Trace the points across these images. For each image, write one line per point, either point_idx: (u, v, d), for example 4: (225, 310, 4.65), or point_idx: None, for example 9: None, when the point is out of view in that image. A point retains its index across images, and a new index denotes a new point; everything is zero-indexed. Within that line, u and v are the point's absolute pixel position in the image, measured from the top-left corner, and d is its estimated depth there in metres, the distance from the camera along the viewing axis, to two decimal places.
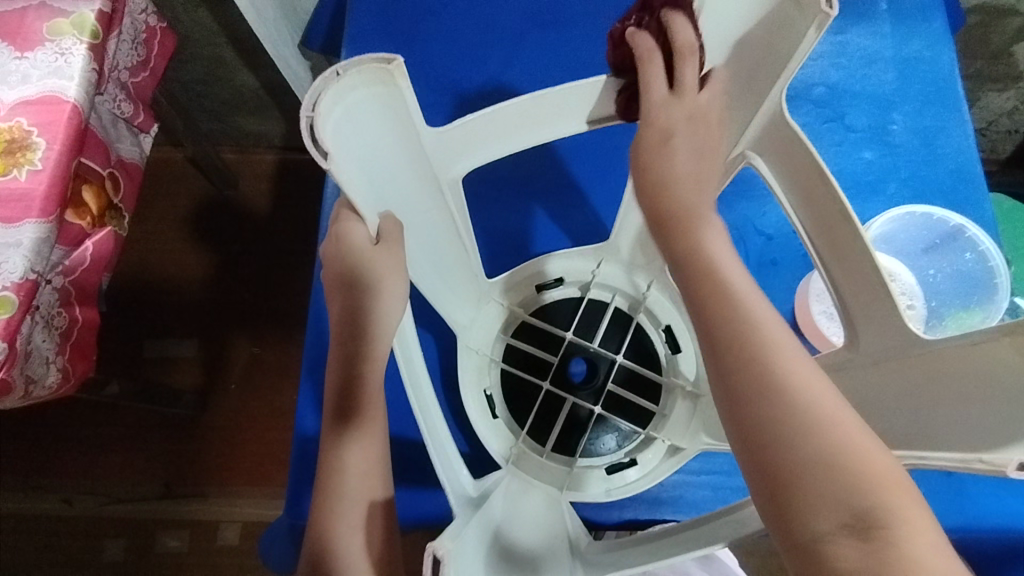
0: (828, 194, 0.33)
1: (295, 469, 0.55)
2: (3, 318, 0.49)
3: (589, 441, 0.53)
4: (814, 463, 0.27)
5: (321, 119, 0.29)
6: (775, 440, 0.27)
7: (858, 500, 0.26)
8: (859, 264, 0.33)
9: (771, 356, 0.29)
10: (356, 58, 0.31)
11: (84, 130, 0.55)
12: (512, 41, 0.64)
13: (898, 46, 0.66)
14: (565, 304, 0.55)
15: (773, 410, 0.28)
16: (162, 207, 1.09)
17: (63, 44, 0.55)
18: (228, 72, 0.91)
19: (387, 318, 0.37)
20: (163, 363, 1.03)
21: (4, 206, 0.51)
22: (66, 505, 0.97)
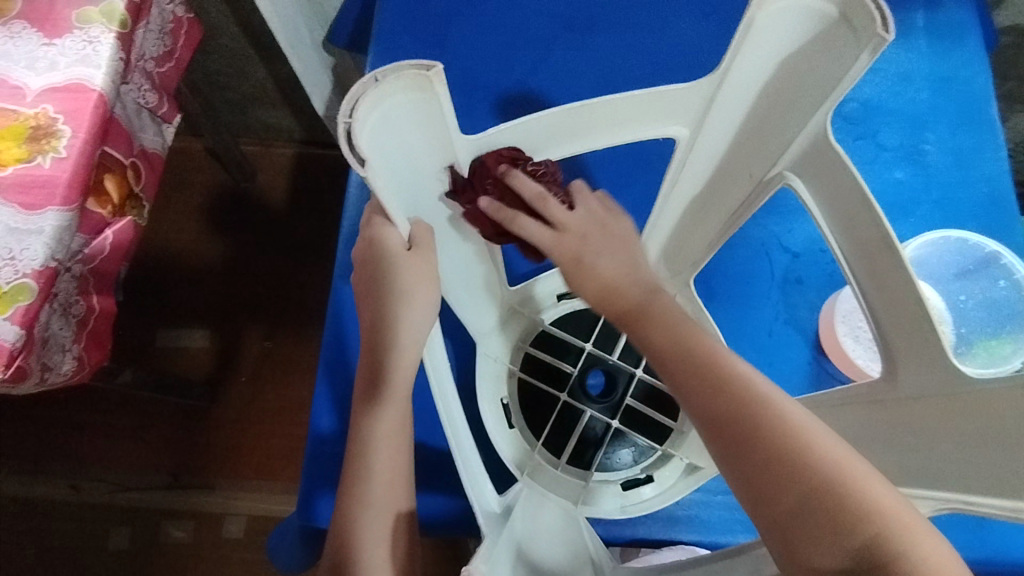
0: (870, 220, 0.32)
1: (308, 469, 0.54)
2: (23, 305, 0.49)
3: (605, 454, 0.52)
4: (806, 500, 0.28)
5: (358, 126, 0.28)
6: (770, 485, 0.28)
7: (853, 534, 0.27)
8: (901, 294, 0.32)
9: (749, 405, 0.30)
10: (395, 64, 0.30)
11: (108, 119, 0.55)
12: (540, 46, 0.63)
13: (933, 64, 0.65)
14: (586, 314, 0.54)
15: (762, 452, 0.29)
16: (180, 197, 1.09)
17: (92, 33, 0.55)
18: (251, 65, 0.91)
19: (416, 324, 0.36)
20: (174, 353, 1.03)
21: (28, 192, 0.51)
22: (74, 491, 0.98)
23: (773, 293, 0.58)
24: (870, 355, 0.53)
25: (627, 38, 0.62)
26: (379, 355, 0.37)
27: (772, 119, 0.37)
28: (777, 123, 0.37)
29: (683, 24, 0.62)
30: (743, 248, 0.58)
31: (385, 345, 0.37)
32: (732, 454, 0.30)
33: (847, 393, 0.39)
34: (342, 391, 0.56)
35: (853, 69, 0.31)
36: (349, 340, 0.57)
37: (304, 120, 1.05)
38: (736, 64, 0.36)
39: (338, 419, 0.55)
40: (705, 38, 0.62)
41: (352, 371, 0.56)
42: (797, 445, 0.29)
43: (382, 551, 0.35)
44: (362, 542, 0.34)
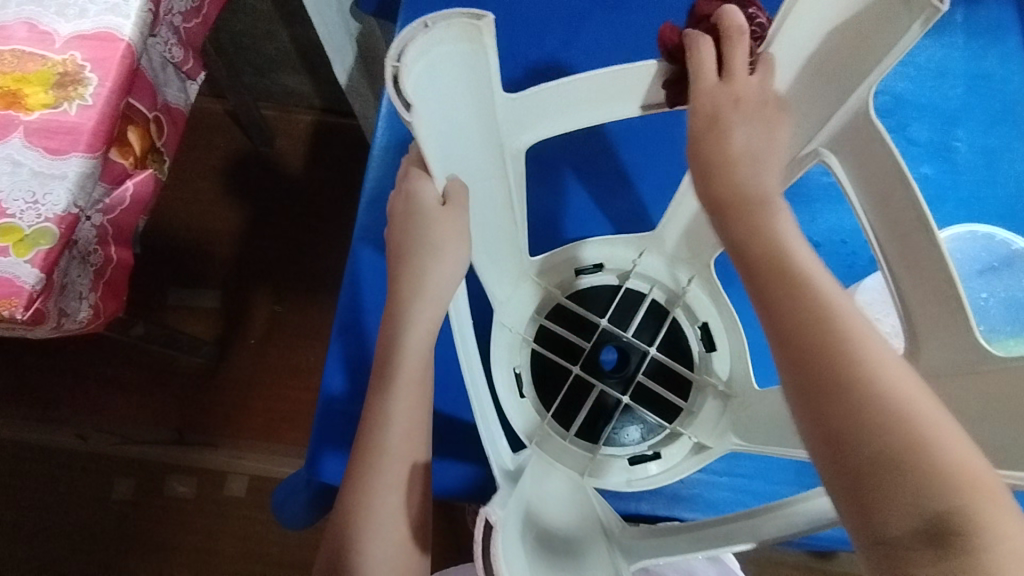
0: (907, 199, 0.32)
1: (318, 426, 0.55)
2: (44, 248, 0.49)
3: (613, 430, 0.52)
4: (890, 455, 0.25)
5: (404, 71, 0.29)
6: (855, 436, 0.25)
7: (934, 500, 0.23)
8: (932, 276, 0.32)
9: (856, 351, 0.27)
10: (447, 13, 0.31)
11: (135, 70, 0.55)
12: (573, 19, 0.62)
13: (970, 60, 0.64)
14: (603, 290, 0.54)
15: (851, 401, 0.26)
16: (197, 157, 1.10)
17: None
18: (276, 27, 0.90)
19: (441, 279, 0.37)
20: (185, 312, 1.04)
21: (53, 137, 0.51)
22: (80, 440, 0.99)
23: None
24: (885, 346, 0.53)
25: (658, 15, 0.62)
26: (399, 310, 0.37)
27: (810, 97, 0.38)
28: (813, 103, 0.37)
29: None
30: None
31: (407, 299, 0.37)
32: (807, 389, 0.27)
33: None
34: (354, 352, 0.57)
35: (903, 41, 0.31)
36: (364, 301, 0.57)
37: (324, 87, 1.05)
38: (781, 36, 0.36)
39: (350, 379, 0.56)
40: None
41: (367, 334, 0.57)
42: (890, 396, 0.26)
43: (393, 500, 0.35)
44: (373, 493, 0.35)
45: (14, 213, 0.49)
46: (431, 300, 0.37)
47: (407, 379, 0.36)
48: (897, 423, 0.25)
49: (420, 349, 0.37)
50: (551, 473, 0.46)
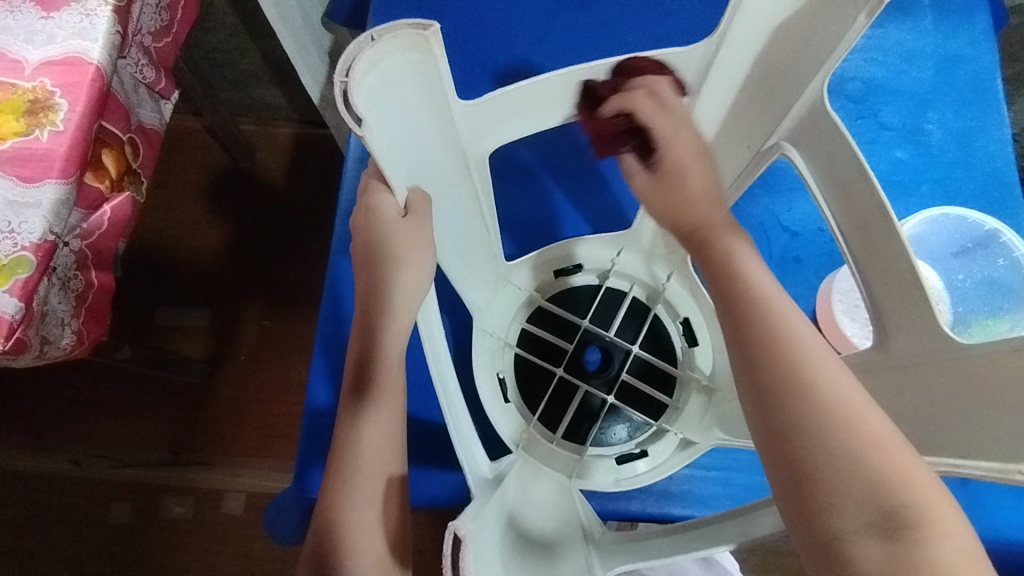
0: (866, 188, 0.32)
1: (304, 442, 0.55)
2: (21, 277, 0.49)
3: (600, 429, 0.52)
4: (838, 455, 0.27)
5: (354, 85, 0.29)
6: (806, 437, 0.28)
7: (885, 496, 0.26)
8: (894, 264, 0.32)
9: (805, 359, 0.29)
10: (392, 24, 0.31)
11: (105, 94, 0.55)
12: (542, 20, 0.62)
13: (938, 43, 0.64)
14: (583, 290, 0.55)
15: (802, 404, 0.28)
16: (178, 175, 1.09)
17: (89, 5, 0.55)
18: (249, 42, 0.90)
19: (408, 291, 0.37)
20: (173, 331, 1.03)
21: (26, 164, 0.51)
22: (74, 466, 0.99)
23: (770, 271, 0.58)
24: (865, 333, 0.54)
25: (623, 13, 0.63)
26: (369, 324, 0.38)
27: (772, 87, 0.37)
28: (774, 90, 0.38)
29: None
30: (743, 228, 0.58)
31: (376, 313, 0.37)
32: (763, 400, 0.29)
33: (841, 365, 0.40)
34: (338, 365, 0.57)
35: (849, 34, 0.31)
36: (346, 313, 0.57)
37: (302, 100, 1.05)
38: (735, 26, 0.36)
39: (335, 393, 0.56)
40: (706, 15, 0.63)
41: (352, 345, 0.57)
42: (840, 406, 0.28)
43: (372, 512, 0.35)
44: (349, 507, 0.35)
45: None
46: (398, 313, 0.37)
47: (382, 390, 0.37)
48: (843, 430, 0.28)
49: (392, 361, 0.37)
50: (539, 475, 0.46)
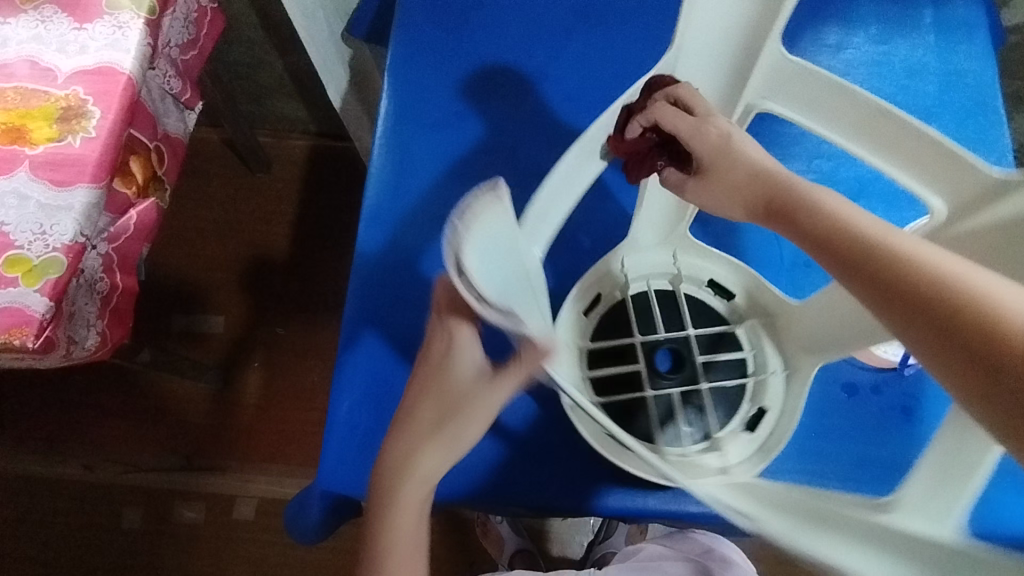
0: (861, 101, 0.40)
1: (327, 438, 0.57)
2: (52, 278, 0.51)
3: (707, 417, 0.53)
4: (905, 283, 0.27)
5: (466, 257, 0.36)
6: (871, 276, 0.28)
7: (954, 310, 0.25)
8: (907, 146, 0.39)
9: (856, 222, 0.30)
10: (465, 200, 0.38)
11: (134, 101, 0.57)
12: (557, 36, 0.68)
13: (941, 59, 0.66)
14: (616, 311, 0.56)
15: (859, 256, 0.29)
16: (197, 186, 1.13)
17: (121, 18, 0.58)
18: (269, 56, 0.94)
19: (434, 463, 0.39)
20: (188, 338, 1.05)
21: (58, 169, 0.53)
22: (87, 471, 0.99)
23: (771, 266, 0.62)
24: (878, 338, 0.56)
25: (629, 32, 0.67)
26: (390, 478, 0.39)
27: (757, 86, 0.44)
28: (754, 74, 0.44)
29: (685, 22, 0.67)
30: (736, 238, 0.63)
31: (401, 479, 0.39)
32: (833, 262, 0.30)
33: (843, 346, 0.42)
34: (360, 365, 0.59)
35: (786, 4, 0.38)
36: (367, 314, 0.61)
37: (319, 112, 1.08)
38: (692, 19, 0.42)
39: (357, 392, 0.58)
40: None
41: (374, 346, 0.60)
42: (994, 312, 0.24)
43: None
44: None
45: (22, 245, 0.51)
46: (419, 481, 0.39)
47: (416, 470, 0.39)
48: (1009, 332, 0.24)
49: (406, 510, 0.39)
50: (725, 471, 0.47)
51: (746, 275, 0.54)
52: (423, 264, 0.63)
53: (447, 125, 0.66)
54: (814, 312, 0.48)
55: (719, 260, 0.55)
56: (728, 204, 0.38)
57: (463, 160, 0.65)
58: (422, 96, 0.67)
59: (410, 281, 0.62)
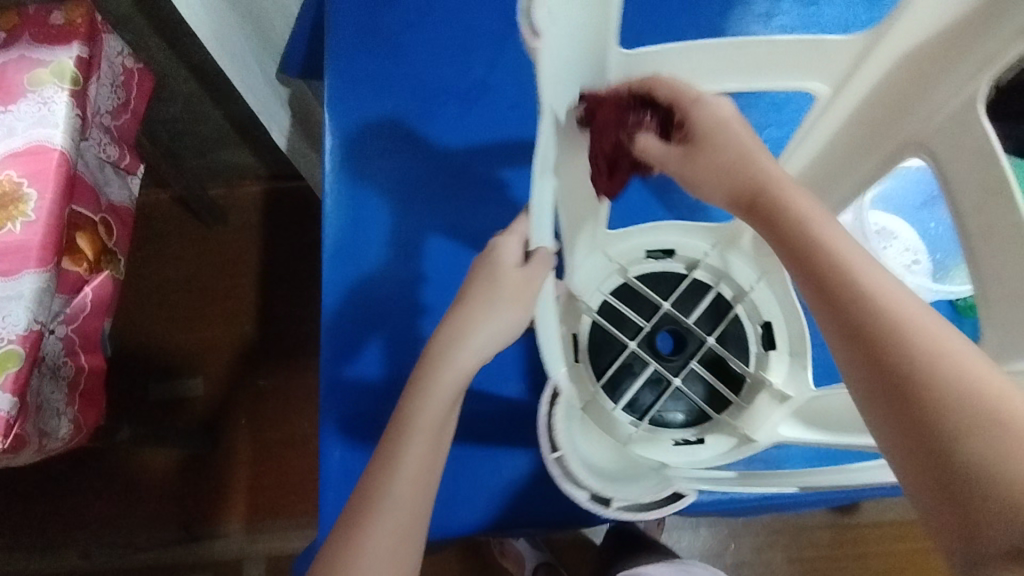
0: (720, 46, 0.43)
1: (327, 489, 0.56)
2: (11, 371, 0.52)
3: (717, 360, 0.56)
4: (871, 321, 0.30)
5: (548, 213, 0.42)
6: (845, 303, 0.30)
7: (899, 355, 0.29)
8: (776, 59, 0.43)
9: (842, 246, 0.32)
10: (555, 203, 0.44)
11: (71, 177, 0.59)
12: (494, 44, 0.67)
13: (870, 11, 0.68)
14: (596, 335, 0.56)
15: (835, 280, 0.31)
16: (155, 249, 1.10)
17: (45, 94, 0.59)
18: (206, 106, 0.92)
19: (464, 358, 0.42)
20: (169, 405, 1.02)
21: (4, 259, 0.54)
22: (85, 559, 0.96)
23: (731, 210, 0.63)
24: None
25: None
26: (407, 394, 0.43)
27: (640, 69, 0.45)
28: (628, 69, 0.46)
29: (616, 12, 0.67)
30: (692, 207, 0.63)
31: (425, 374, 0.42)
32: (813, 277, 0.32)
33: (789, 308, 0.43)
34: (348, 408, 0.58)
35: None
36: (347, 356, 0.60)
37: (269, 155, 1.06)
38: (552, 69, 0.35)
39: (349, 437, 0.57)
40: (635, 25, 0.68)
41: (359, 387, 0.59)
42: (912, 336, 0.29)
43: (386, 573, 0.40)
44: None
45: None
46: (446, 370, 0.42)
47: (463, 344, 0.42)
48: (935, 389, 0.28)
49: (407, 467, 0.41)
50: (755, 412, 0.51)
51: (668, 228, 0.57)
52: (393, 295, 0.62)
53: (397, 151, 0.65)
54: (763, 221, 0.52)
55: (640, 231, 0.57)
56: (715, 187, 0.38)
57: (418, 183, 0.65)
58: (366, 124, 0.66)
59: (383, 314, 0.61)
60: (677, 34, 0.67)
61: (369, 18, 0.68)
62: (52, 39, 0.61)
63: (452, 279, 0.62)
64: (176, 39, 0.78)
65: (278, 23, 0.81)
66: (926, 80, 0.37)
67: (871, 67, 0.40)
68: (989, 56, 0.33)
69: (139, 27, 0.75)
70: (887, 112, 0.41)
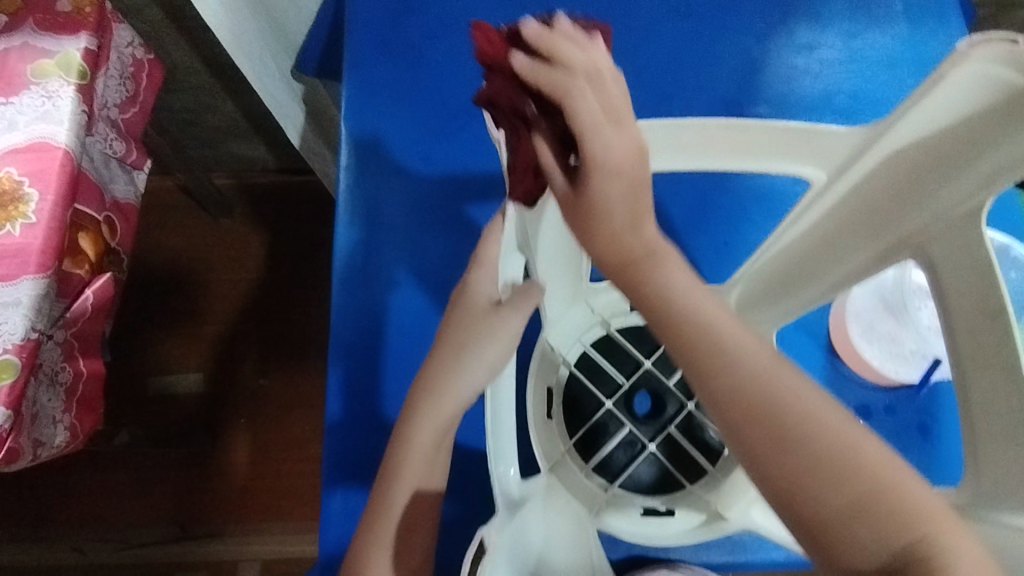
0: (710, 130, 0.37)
1: (327, 526, 0.54)
2: (7, 383, 0.48)
3: (696, 426, 0.52)
4: (788, 438, 0.24)
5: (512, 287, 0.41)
6: (751, 416, 0.24)
7: (824, 477, 0.24)
8: (765, 142, 0.38)
9: (741, 350, 0.25)
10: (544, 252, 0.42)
11: (76, 175, 0.55)
12: None
13: (915, 48, 0.64)
14: (571, 390, 0.54)
15: (732, 390, 0.25)
16: (158, 239, 1.07)
17: (50, 86, 0.55)
18: (216, 99, 0.89)
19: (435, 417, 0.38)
20: (167, 401, 1.00)
21: (2, 263, 0.51)
22: (78, 554, 0.95)
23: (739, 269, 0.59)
24: (885, 355, 0.55)
25: None
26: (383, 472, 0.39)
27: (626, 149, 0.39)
28: None
29: (652, 38, 0.64)
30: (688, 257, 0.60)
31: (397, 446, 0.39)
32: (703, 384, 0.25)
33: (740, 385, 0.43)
34: (351, 443, 0.55)
35: None
36: (351, 388, 0.56)
37: (279, 149, 1.03)
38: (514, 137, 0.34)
39: (352, 472, 0.55)
40: (671, 48, 0.64)
41: (364, 420, 0.56)
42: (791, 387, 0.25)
43: None
44: None
45: None
46: (421, 436, 0.38)
47: (450, 394, 0.38)
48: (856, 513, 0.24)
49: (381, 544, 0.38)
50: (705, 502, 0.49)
51: None
52: (397, 325, 0.58)
53: (408, 169, 0.62)
54: (755, 281, 0.48)
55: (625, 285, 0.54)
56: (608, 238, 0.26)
57: (431, 204, 0.61)
58: (381, 138, 0.63)
59: (387, 343, 0.57)
60: (714, 63, 0.63)
61: (388, 28, 0.65)
62: (58, 28, 0.57)
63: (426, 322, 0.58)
64: (189, 31, 0.74)
65: (295, 19, 0.78)
66: (926, 181, 0.33)
67: (868, 159, 0.36)
68: (995, 173, 0.29)
69: (152, 16, 0.72)
70: (869, 210, 0.37)
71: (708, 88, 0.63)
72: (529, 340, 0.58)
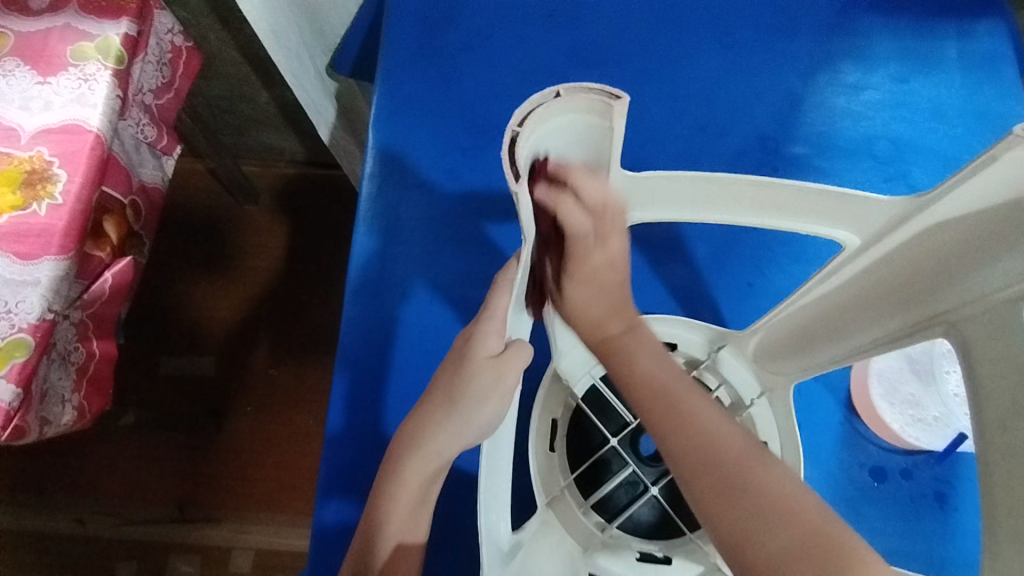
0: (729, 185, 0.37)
1: (318, 536, 0.53)
2: (19, 361, 0.48)
3: None
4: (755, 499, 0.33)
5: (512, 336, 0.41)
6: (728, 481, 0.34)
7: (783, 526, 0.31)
8: (795, 202, 0.37)
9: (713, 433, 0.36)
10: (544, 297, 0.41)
11: (106, 158, 0.55)
12: (557, 80, 0.63)
13: (966, 98, 0.62)
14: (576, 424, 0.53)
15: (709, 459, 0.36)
16: (183, 221, 1.08)
17: (87, 70, 0.55)
18: (251, 90, 0.89)
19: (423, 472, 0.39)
20: (178, 382, 1.01)
21: (25, 240, 0.50)
22: (79, 524, 0.96)
23: (762, 315, 0.57)
24: (905, 419, 0.54)
25: (630, 74, 0.63)
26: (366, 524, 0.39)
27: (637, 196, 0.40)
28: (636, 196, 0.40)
29: (691, 66, 0.63)
30: (707, 295, 0.58)
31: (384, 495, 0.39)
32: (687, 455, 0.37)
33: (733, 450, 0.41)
34: (350, 454, 0.55)
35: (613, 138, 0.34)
36: (356, 399, 0.56)
37: (309, 142, 1.03)
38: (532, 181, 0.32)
39: (348, 483, 0.54)
40: (710, 78, 0.63)
41: (364, 432, 0.55)
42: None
43: None
44: None
45: None
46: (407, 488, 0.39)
47: (435, 449, 0.39)
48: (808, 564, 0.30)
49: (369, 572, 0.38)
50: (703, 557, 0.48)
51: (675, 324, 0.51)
52: (406, 339, 0.57)
53: (431, 184, 0.61)
54: (772, 339, 0.47)
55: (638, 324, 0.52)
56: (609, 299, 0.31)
57: (451, 221, 0.61)
58: (407, 147, 0.62)
59: (394, 356, 0.57)
60: (754, 97, 0.62)
61: (425, 37, 0.64)
62: (100, 11, 0.56)
63: (435, 339, 0.57)
64: (231, 22, 0.74)
65: (335, 17, 0.77)
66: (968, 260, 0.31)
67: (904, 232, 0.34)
68: None
69: (195, 6, 0.72)
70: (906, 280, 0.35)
71: (746, 122, 0.61)
72: (539, 367, 0.57)
